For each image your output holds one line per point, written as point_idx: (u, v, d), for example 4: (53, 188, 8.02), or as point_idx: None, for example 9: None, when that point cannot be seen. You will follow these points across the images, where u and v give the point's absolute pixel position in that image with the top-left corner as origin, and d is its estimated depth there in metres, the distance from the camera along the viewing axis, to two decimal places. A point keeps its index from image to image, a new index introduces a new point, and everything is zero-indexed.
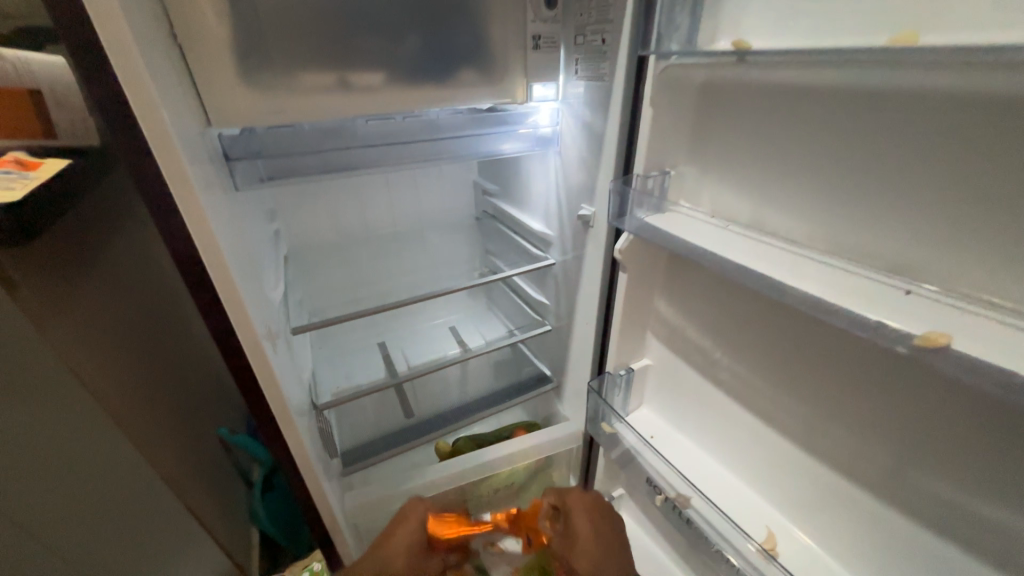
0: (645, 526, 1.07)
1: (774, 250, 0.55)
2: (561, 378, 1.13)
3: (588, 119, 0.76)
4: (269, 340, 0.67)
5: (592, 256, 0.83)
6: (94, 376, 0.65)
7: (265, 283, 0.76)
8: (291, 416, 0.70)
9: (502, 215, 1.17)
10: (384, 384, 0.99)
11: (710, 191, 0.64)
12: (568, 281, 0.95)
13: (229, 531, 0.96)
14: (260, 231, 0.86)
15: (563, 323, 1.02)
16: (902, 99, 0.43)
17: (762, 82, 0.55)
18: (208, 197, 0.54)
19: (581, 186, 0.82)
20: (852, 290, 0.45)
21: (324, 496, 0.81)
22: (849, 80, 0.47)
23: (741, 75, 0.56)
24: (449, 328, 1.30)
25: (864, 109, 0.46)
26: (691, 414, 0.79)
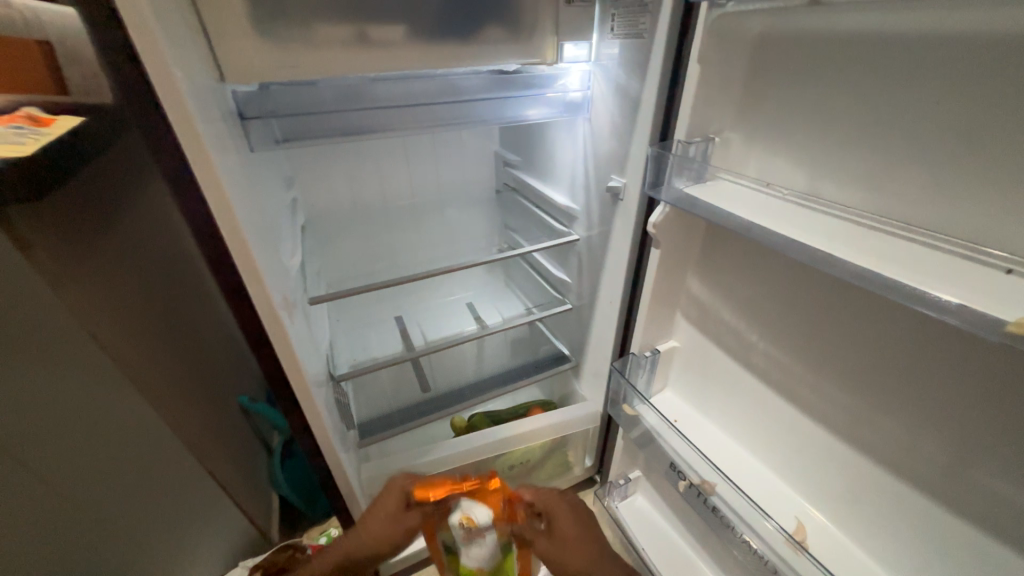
0: (661, 508, 1.06)
1: (830, 225, 0.50)
2: (580, 358, 1.10)
3: (622, 81, 0.70)
4: (287, 310, 0.65)
5: (620, 231, 0.79)
6: (112, 340, 0.65)
7: (282, 251, 0.74)
8: (309, 387, 0.69)
9: (524, 187, 1.12)
10: (402, 358, 0.98)
11: (759, 160, 0.59)
12: (592, 258, 0.91)
13: (250, 496, 0.98)
14: (277, 199, 0.84)
15: (585, 301, 0.99)
16: (1009, 49, 0.37)
17: (830, 34, 0.48)
18: (224, 159, 0.52)
19: (612, 155, 0.77)
20: (933, 270, 0.41)
21: (343, 466, 0.82)
22: (941, 29, 0.41)
23: (806, 25, 0.50)
24: (466, 304, 1.28)
25: (958, 64, 0.40)
26: (720, 399, 0.76)
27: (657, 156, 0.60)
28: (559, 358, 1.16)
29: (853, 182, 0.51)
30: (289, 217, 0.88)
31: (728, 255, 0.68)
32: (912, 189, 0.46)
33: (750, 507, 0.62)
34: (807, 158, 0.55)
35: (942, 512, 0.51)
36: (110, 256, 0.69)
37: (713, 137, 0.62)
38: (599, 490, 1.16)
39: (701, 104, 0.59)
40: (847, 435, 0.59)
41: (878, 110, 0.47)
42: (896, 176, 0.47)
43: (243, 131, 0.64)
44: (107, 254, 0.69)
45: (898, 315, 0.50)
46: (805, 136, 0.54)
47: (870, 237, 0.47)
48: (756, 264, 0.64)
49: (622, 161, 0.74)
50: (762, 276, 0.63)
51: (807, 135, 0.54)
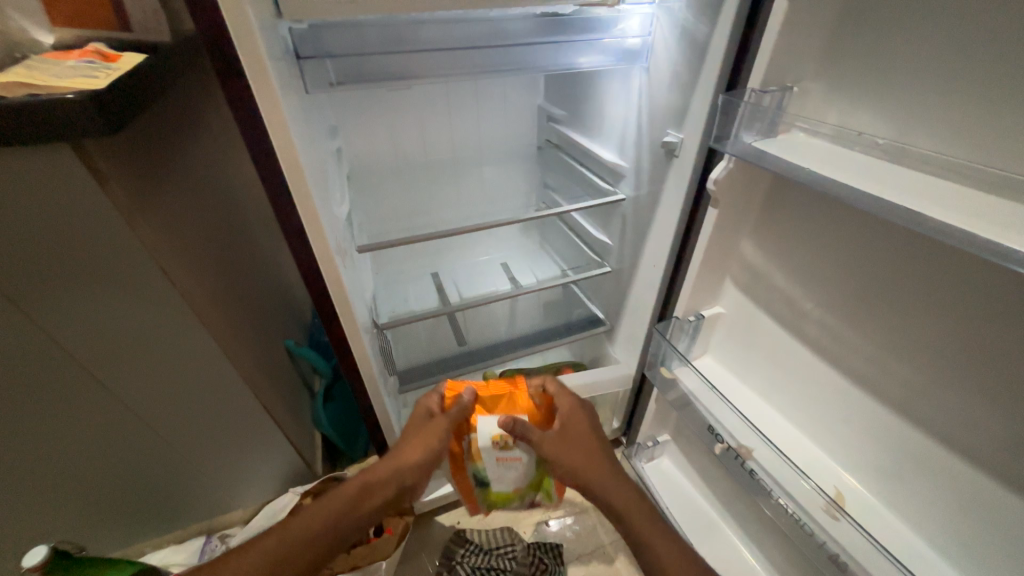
0: (687, 472, 1.08)
1: (918, 182, 0.46)
2: (616, 321, 1.09)
3: (690, 24, 0.65)
4: (339, 255, 0.67)
5: (672, 190, 0.76)
6: (182, 275, 0.68)
7: (332, 198, 0.75)
8: (358, 331, 0.72)
9: (567, 144, 1.08)
10: (440, 311, 1.00)
11: (840, 112, 0.55)
12: (637, 219, 0.89)
13: (298, 431, 1.05)
14: (325, 147, 0.84)
15: (626, 263, 0.97)
16: None
17: None
18: (285, 97, 0.52)
19: (669, 108, 0.73)
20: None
21: (385, 409, 0.86)
22: None
23: None
24: (501, 263, 1.28)
25: None
26: (763, 367, 0.75)
27: (727, 103, 0.55)
28: (593, 321, 1.15)
29: (949, 135, 0.46)
30: (335, 167, 0.88)
31: (790, 217, 0.64)
32: (1018, 143, 0.42)
33: (791, 469, 0.63)
34: (897, 109, 0.50)
35: (996, 485, 0.50)
36: (181, 195, 0.72)
37: (790, 87, 0.56)
38: (626, 451, 1.19)
39: (781, 46, 0.53)
40: (900, 406, 0.57)
41: (991, 50, 0.42)
42: (1001, 127, 0.43)
43: (298, 71, 0.64)
44: (178, 193, 0.71)
45: (979, 285, 0.47)
46: (898, 83, 0.49)
47: (962, 195, 0.44)
48: (823, 226, 0.60)
49: (681, 113, 0.70)
50: (828, 240, 0.60)
51: (902, 82, 0.49)
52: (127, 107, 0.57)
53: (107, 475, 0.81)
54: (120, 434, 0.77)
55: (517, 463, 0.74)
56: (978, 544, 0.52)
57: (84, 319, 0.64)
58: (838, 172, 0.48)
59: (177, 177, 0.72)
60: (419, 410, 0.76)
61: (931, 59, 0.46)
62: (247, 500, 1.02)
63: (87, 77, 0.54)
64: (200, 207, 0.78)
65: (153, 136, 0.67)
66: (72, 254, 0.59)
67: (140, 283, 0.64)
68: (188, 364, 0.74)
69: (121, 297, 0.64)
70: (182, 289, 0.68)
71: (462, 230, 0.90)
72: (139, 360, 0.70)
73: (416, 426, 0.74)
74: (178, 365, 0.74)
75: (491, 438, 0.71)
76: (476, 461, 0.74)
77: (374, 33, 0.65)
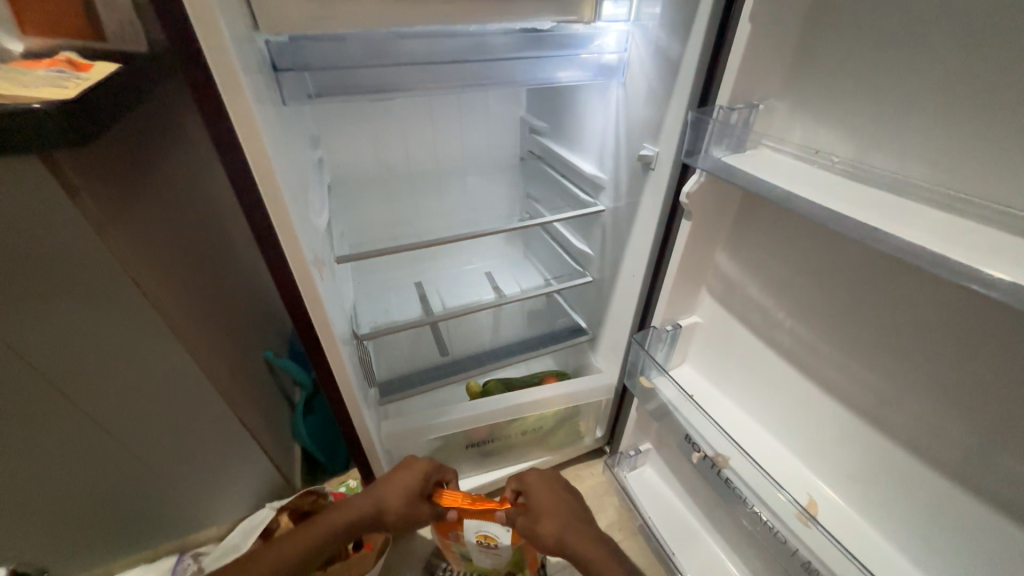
0: (669, 481, 1.09)
1: (876, 197, 0.48)
2: (598, 331, 1.10)
3: (663, 43, 0.67)
4: (317, 266, 0.67)
5: (649, 202, 0.77)
6: (155, 288, 0.67)
7: (310, 208, 0.74)
8: (336, 343, 0.71)
9: (549, 156, 1.10)
10: (422, 322, 1.00)
11: (806, 130, 0.57)
12: (617, 230, 0.90)
13: (276, 444, 1.03)
14: (305, 157, 0.84)
15: (607, 274, 0.98)
16: None
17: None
18: (261, 111, 0.52)
19: (646, 122, 0.74)
20: (982, 245, 0.39)
21: (365, 421, 0.85)
22: None
23: None
24: (485, 273, 1.28)
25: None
26: (738, 376, 0.76)
27: (697, 120, 0.57)
28: (575, 331, 1.16)
29: (906, 151, 0.48)
30: (315, 177, 0.88)
31: (761, 229, 0.66)
32: (969, 161, 0.44)
33: (770, 484, 0.63)
34: (858, 126, 0.52)
35: (958, 489, 0.52)
36: (157, 206, 0.71)
37: (756, 105, 0.59)
38: (609, 460, 1.19)
39: (749, 65, 0.56)
40: (867, 413, 0.59)
41: (940, 74, 0.44)
42: (952, 145, 0.45)
43: (276, 83, 0.63)
44: (153, 204, 0.71)
45: (938, 297, 0.49)
46: (858, 103, 0.51)
47: (917, 210, 0.46)
48: (791, 238, 0.62)
49: (656, 128, 0.72)
50: (796, 252, 0.62)
51: (860, 101, 0.51)
52: (99, 116, 0.57)
53: (72, 495, 0.78)
54: (87, 451, 0.75)
55: (497, 555, 0.80)
56: (944, 549, 0.54)
57: (51, 334, 0.62)
58: (802, 188, 0.50)
59: (153, 188, 0.71)
60: (405, 467, 0.79)
61: (885, 80, 0.49)
62: (222, 516, 0.99)
63: (56, 87, 0.54)
64: (176, 218, 0.77)
65: (127, 148, 0.66)
66: (38, 265, 0.57)
67: (111, 294, 0.63)
68: (160, 379, 0.73)
69: (91, 310, 0.63)
70: (154, 303, 0.67)
71: (444, 240, 0.90)
72: (108, 374, 0.68)
73: (399, 484, 0.77)
74: (149, 378, 0.72)
75: (475, 539, 0.78)
76: (463, 546, 0.82)
77: (353, 46, 0.66)
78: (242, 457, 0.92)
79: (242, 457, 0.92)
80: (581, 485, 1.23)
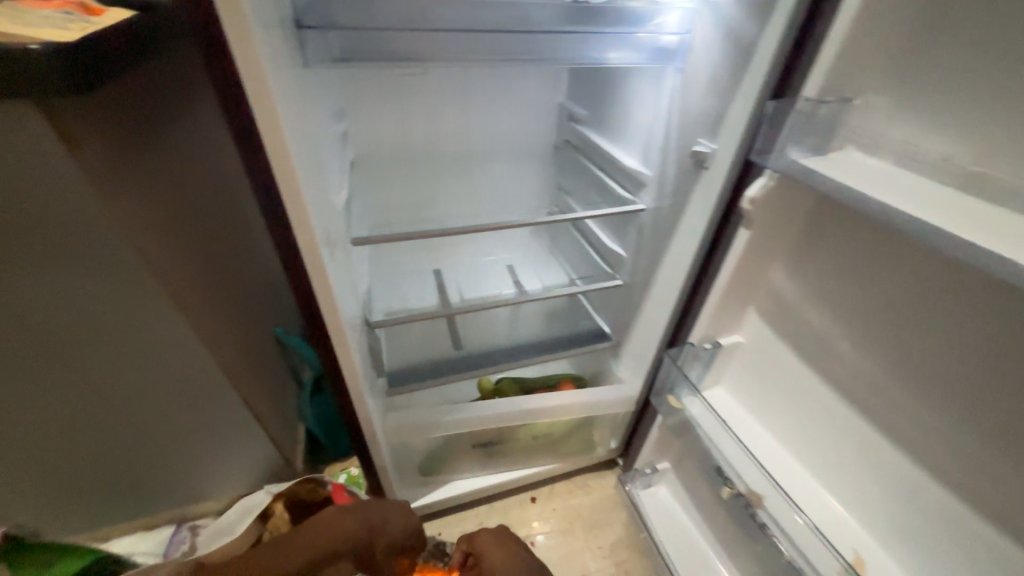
0: (685, 505, 1.01)
1: (997, 217, 0.39)
2: (622, 338, 1.03)
3: (735, 23, 0.58)
4: (329, 247, 0.62)
5: (698, 204, 0.70)
6: (160, 256, 0.63)
7: (328, 183, 0.69)
8: (344, 331, 0.66)
9: (587, 146, 1.02)
10: (437, 313, 0.95)
11: (905, 134, 0.48)
12: (656, 232, 0.83)
13: (280, 425, 1.00)
14: (328, 129, 0.79)
15: (639, 278, 0.91)
16: None
17: None
18: (278, 70, 0.46)
19: (703, 113, 0.66)
20: None
21: (369, 413, 0.81)
22: None
23: None
24: (507, 266, 1.22)
25: None
26: (782, 407, 0.68)
27: (777, 111, 0.49)
28: (598, 336, 1.09)
29: None
30: (337, 150, 0.83)
31: (832, 243, 0.57)
32: None
33: (819, 539, 0.56)
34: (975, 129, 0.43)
35: None
36: (170, 170, 0.68)
37: (849, 99, 0.50)
38: (622, 474, 1.13)
39: (844, 48, 0.47)
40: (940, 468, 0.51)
41: None
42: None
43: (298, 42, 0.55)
44: (166, 167, 0.67)
45: None
46: (979, 100, 0.42)
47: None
48: (869, 258, 0.54)
49: (716, 121, 0.64)
50: (876, 273, 0.54)
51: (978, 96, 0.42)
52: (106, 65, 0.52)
53: (71, 458, 0.77)
54: (84, 416, 0.72)
55: None
56: None
57: (51, 295, 0.60)
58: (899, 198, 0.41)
59: (164, 149, 0.67)
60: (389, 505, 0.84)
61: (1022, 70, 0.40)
62: (220, 492, 0.97)
63: (60, 28, 0.49)
64: (190, 184, 0.73)
65: (138, 105, 0.62)
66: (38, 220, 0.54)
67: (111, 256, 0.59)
68: (161, 350, 0.69)
69: (93, 271, 0.59)
70: (158, 272, 0.63)
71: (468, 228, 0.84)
72: (107, 340, 0.66)
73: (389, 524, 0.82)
74: (151, 348, 0.69)
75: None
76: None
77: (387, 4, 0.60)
78: (243, 435, 0.89)
79: (244, 436, 0.89)
80: (588, 496, 1.18)
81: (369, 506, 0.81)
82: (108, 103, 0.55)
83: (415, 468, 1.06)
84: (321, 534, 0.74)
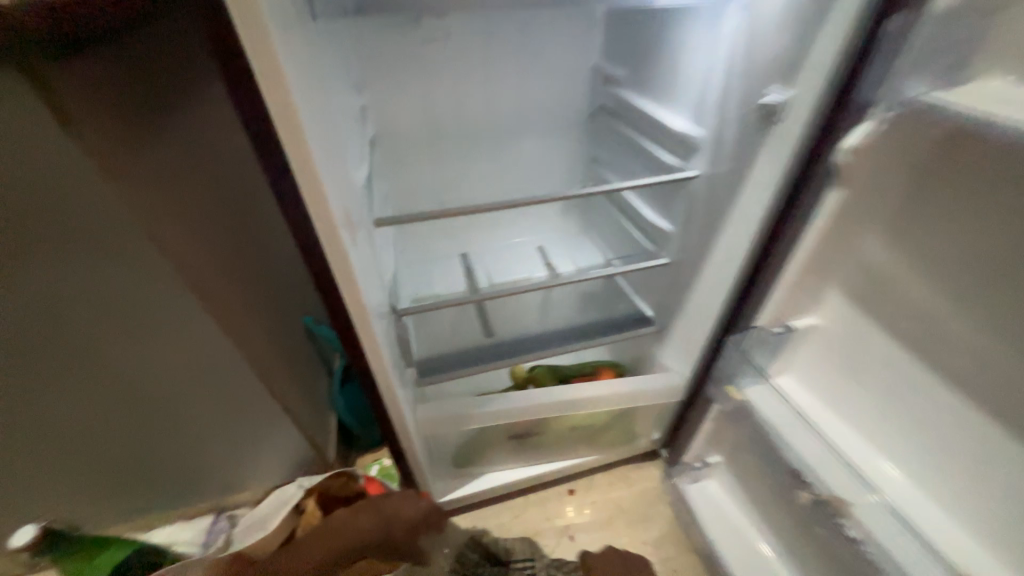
0: (740, 501, 0.93)
1: None
2: (668, 322, 0.94)
3: None
4: (349, 228, 0.56)
5: (767, 166, 0.61)
6: (171, 241, 0.61)
7: (347, 158, 0.63)
8: (369, 320, 0.61)
9: (625, 111, 0.92)
10: (467, 299, 0.89)
11: None
12: (710, 203, 0.73)
13: (311, 416, 0.98)
14: (344, 101, 0.73)
15: (689, 256, 0.82)
16: None
17: None
18: (280, 19, 0.40)
19: (777, 57, 0.56)
20: None
21: (400, 406, 0.76)
22: None
23: None
24: (537, 248, 1.15)
25: None
26: (856, 391, 0.67)
27: None
28: (639, 320, 1.01)
29: None
30: (356, 125, 0.76)
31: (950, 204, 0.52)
32: None
33: None
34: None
35: None
36: (180, 155, 0.64)
37: None
38: (668, 468, 1.05)
39: None
40: None
41: None
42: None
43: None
44: (176, 151, 0.63)
45: None
46: None
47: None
48: None
49: (794, 63, 0.54)
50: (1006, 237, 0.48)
51: None
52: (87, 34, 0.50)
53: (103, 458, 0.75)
54: (111, 409, 0.71)
55: None
56: None
57: (64, 286, 0.57)
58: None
59: (174, 133, 0.63)
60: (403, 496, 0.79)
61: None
62: (255, 483, 0.96)
63: None
64: (205, 168, 0.70)
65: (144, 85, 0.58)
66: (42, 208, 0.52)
67: (125, 246, 0.58)
68: (183, 340, 0.68)
69: (105, 261, 0.58)
70: (170, 257, 0.61)
71: (498, 205, 0.77)
72: (127, 333, 0.63)
73: (404, 512, 0.79)
74: (171, 340, 0.67)
75: None
76: None
77: None
78: (272, 426, 0.88)
79: (272, 426, 0.88)
80: (631, 489, 1.11)
81: (377, 500, 0.76)
82: (97, 86, 0.52)
83: (448, 460, 1.02)
84: (346, 539, 0.72)
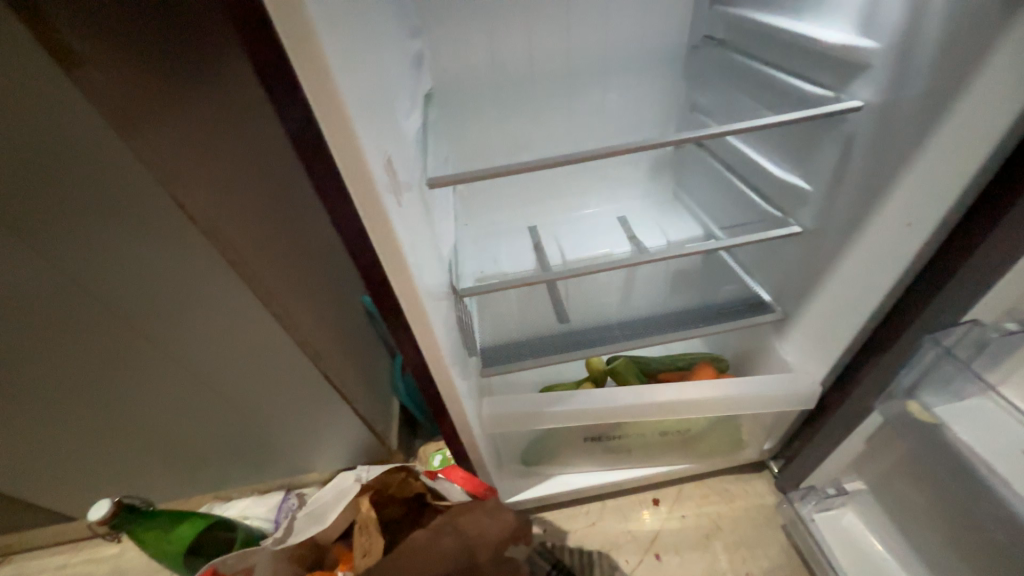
0: (891, 543, 0.72)
1: None
2: (796, 310, 0.74)
3: None
4: (396, 190, 0.45)
5: (1013, 74, 0.41)
6: (209, 214, 0.54)
7: (395, 104, 0.52)
8: (422, 304, 0.50)
9: (743, 34, 0.71)
10: (538, 279, 0.75)
11: None
12: (886, 143, 0.52)
13: (372, 402, 0.93)
14: (395, 42, 0.61)
15: (840, 221, 0.60)
16: None
17: None
18: None
19: None
20: None
21: (461, 402, 0.66)
22: None
23: None
24: (619, 219, 0.97)
25: None
26: None
27: None
28: (753, 306, 0.81)
29: None
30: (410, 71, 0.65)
31: None
32: None
33: None
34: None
35: None
36: (227, 114, 0.56)
37: None
38: (784, 486, 0.85)
39: None
40: None
41: None
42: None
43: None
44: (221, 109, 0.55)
45: None
46: None
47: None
48: None
49: None
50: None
51: None
52: None
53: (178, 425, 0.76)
54: (176, 387, 0.69)
55: None
56: None
57: (108, 258, 0.53)
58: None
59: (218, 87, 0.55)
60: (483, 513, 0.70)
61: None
62: (320, 466, 0.94)
63: None
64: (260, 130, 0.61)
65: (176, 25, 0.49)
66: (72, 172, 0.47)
67: (161, 215, 0.52)
68: (231, 320, 0.63)
69: (149, 232, 0.52)
70: (208, 234, 0.54)
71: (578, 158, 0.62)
72: (176, 309, 0.59)
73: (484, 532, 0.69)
74: (223, 321, 0.62)
75: None
76: None
77: None
78: (330, 413, 0.83)
79: (330, 413, 0.83)
80: (732, 506, 0.93)
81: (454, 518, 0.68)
82: (124, 23, 0.44)
83: (516, 457, 0.92)
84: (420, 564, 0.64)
